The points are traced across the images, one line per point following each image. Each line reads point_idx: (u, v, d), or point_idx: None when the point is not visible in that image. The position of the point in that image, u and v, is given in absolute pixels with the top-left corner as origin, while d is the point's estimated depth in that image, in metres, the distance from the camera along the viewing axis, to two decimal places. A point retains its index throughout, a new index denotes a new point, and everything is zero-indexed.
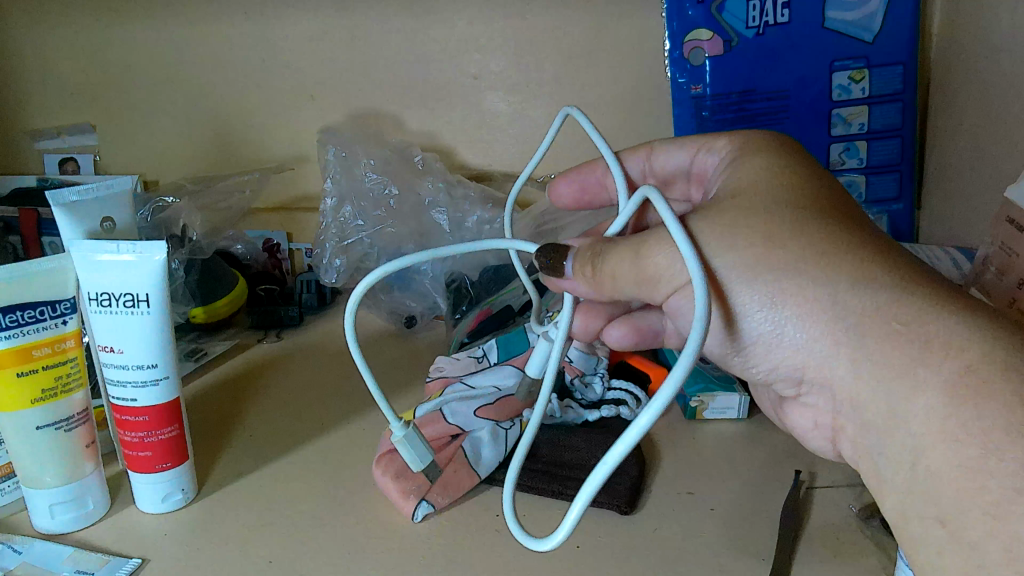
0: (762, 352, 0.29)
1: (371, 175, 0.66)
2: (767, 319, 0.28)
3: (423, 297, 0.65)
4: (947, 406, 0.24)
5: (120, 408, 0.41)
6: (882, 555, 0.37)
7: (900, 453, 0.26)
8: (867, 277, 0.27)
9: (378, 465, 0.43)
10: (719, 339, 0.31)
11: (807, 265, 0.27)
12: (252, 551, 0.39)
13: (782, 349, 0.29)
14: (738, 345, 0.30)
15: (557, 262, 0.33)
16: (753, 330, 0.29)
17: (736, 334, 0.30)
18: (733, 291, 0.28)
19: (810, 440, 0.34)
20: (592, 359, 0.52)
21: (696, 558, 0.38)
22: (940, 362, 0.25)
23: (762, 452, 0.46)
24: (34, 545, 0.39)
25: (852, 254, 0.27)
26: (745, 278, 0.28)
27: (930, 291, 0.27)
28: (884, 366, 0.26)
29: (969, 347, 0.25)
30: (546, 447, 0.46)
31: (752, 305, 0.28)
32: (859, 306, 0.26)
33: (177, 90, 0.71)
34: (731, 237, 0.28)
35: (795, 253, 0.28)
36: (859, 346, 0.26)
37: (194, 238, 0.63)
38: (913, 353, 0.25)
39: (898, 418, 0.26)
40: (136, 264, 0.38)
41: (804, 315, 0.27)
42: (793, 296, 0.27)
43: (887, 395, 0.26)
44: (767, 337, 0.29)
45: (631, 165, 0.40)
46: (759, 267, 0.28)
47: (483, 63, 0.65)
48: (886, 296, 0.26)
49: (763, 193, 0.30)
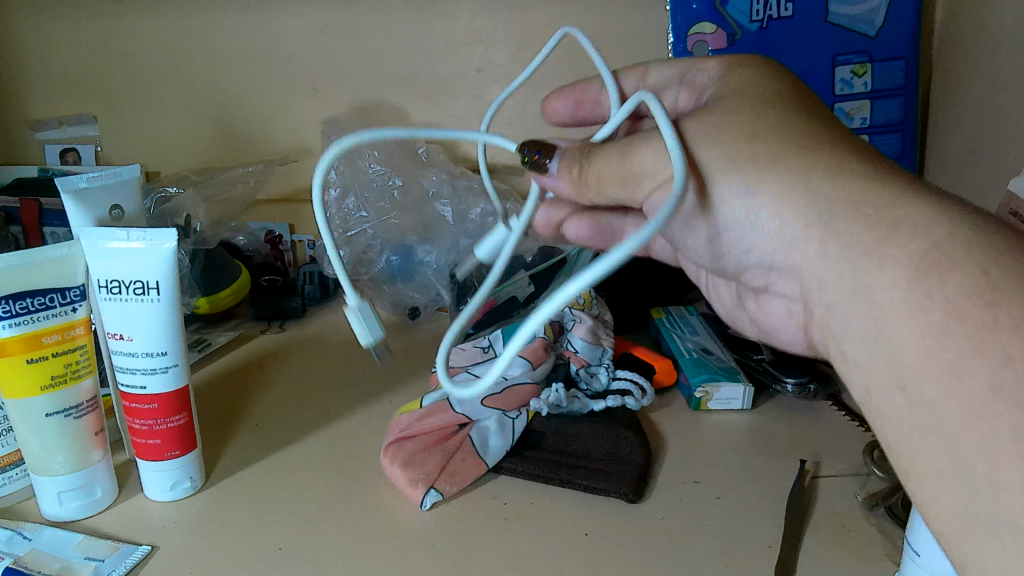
0: (736, 237, 0.30)
1: (374, 166, 0.66)
2: (742, 206, 0.29)
3: (426, 288, 0.65)
4: (910, 280, 0.25)
5: (129, 396, 0.41)
6: (888, 543, 0.38)
7: (862, 328, 0.27)
8: (842, 167, 0.27)
9: (386, 454, 0.44)
10: (695, 228, 0.32)
11: (785, 155, 0.28)
12: (262, 538, 0.40)
13: (756, 234, 0.30)
14: (714, 234, 0.31)
15: (541, 160, 0.33)
16: (728, 217, 0.30)
17: (711, 223, 0.31)
18: (710, 178, 0.29)
19: (780, 330, 0.35)
20: (597, 349, 0.53)
21: (703, 545, 0.38)
22: (906, 241, 0.25)
23: (767, 442, 0.47)
24: (44, 531, 0.39)
25: (830, 152, 0.28)
26: (724, 170, 0.29)
27: (912, 184, 0.27)
28: (850, 245, 0.26)
29: (935, 228, 0.25)
30: (552, 437, 0.46)
31: (730, 193, 0.29)
32: (834, 192, 0.27)
33: (179, 79, 0.70)
34: (712, 137, 0.29)
35: (775, 146, 0.28)
36: (829, 229, 0.27)
37: (198, 228, 0.62)
38: (879, 235, 0.26)
39: (862, 293, 0.26)
40: (146, 251, 0.38)
41: (770, 205, 0.28)
42: (768, 183, 0.28)
43: (853, 272, 0.27)
44: (731, 218, 0.30)
45: (626, 84, 0.38)
46: (738, 158, 0.28)
47: (486, 56, 0.65)
48: (862, 197, 0.27)
49: (748, 98, 0.30)
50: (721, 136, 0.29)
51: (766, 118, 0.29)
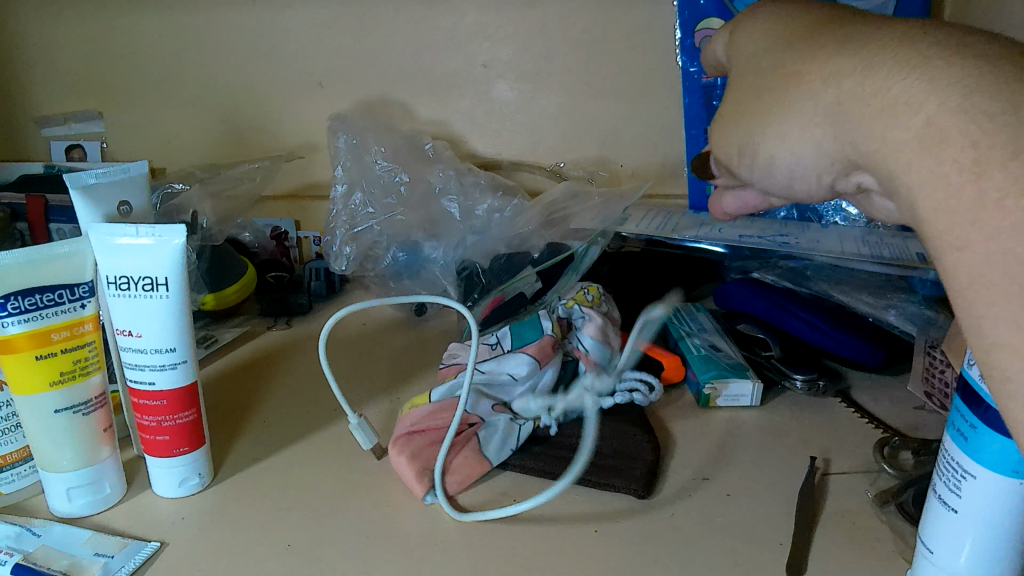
0: (797, 177, 0.28)
1: (382, 162, 0.66)
2: (786, 147, 0.28)
3: (433, 285, 0.64)
4: (925, 153, 0.23)
5: (137, 392, 0.41)
6: (899, 541, 0.38)
7: (917, 214, 0.24)
8: (836, 67, 0.26)
9: (394, 444, 0.44)
10: (773, 188, 0.30)
11: (789, 88, 0.27)
12: (270, 534, 0.39)
13: (812, 164, 0.28)
14: (780, 184, 0.29)
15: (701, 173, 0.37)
16: (780, 162, 0.28)
17: (772, 175, 0.29)
18: (750, 141, 0.29)
19: None
20: (607, 347, 0.53)
21: (713, 542, 0.38)
22: (908, 116, 0.23)
23: (775, 439, 0.47)
24: (53, 528, 0.39)
25: (827, 60, 0.26)
26: (749, 129, 0.29)
27: (908, 42, 0.24)
28: (869, 136, 0.24)
29: (932, 89, 0.23)
30: (558, 433, 0.47)
31: (767, 143, 0.28)
32: (831, 94, 0.26)
33: (185, 75, 0.70)
34: (734, 110, 0.30)
35: (779, 86, 0.28)
36: (849, 128, 0.25)
37: (205, 225, 0.62)
38: (886, 117, 0.24)
39: (900, 182, 0.24)
40: (155, 247, 0.38)
41: (796, 146, 0.27)
42: (788, 118, 0.27)
43: (884, 163, 0.24)
44: (780, 171, 0.29)
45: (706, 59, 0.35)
46: (760, 111, 0.28)
47: (493, 51, 0.65)
48: (840, 70, 0.26)
49: (760, 57, 0.30)
50: (741, 116, 0.29)
51: (754, 75, 0.30)
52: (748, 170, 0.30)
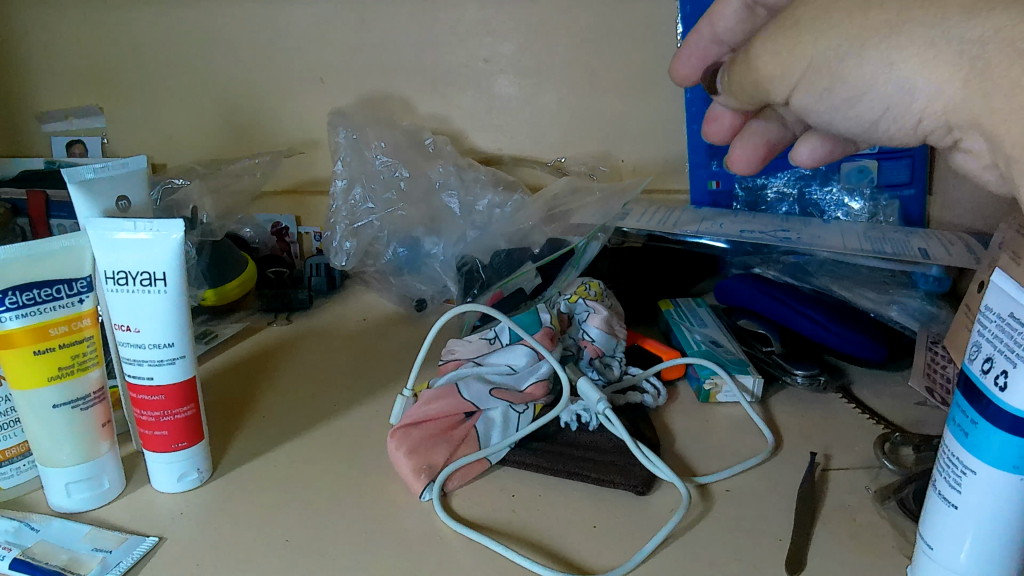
0: (882, 116, 0.29)
1: (382, 157, 0.66)
2: (886, 84, 0.28)
3: (434, 280, 0.65)
4: None
5: (136, 387, 0.41)
6: (900, 537, 0.37)
7: None
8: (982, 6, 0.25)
9: (394, 435, 0.44)
10: (844, 120, 0.30)
11: (913, 17, 0.27)
12: (269, 529, 0.39)
13: (908, 105, 0.28)
14: (856, 117, 0.30)
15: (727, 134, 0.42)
16: (871, 97, 0.28)
17: (852, 109, 0.29)
18: (838, 67, 0.29)
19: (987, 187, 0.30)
20: (612, 340, 0.52)
21: (714, 537, 0.38)
22: None
23: (776, 435, 0.46)
24: (52, 523, 0.39)
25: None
26: (843, 55, 0.28)
27: None
28: (1011, 90, 0.25)
29: None
30: (557, 428, 0.46)
31: (861, 76, 0.28)
32: (976, 36, 0.25)
33: (186, 70, 0.70)
34: (823, 22, 0.29)
35: (895, 13, 0.27)
36: (986, 79, 0.25)
37: (204, 220, 0.63)
38: None
39: None
40: (154, 242, 0.38)
41: (906, 82, 0.27)
42: (903, 52, 0.27)
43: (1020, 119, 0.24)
44: (869, 100, 0.29)
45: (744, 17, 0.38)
46: (859, 39, 0.28)
47: (495, 46, 0.65)
48: (994, 22, 0.25)
49: None
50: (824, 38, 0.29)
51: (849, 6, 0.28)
52: (813, 100, 0.30)
